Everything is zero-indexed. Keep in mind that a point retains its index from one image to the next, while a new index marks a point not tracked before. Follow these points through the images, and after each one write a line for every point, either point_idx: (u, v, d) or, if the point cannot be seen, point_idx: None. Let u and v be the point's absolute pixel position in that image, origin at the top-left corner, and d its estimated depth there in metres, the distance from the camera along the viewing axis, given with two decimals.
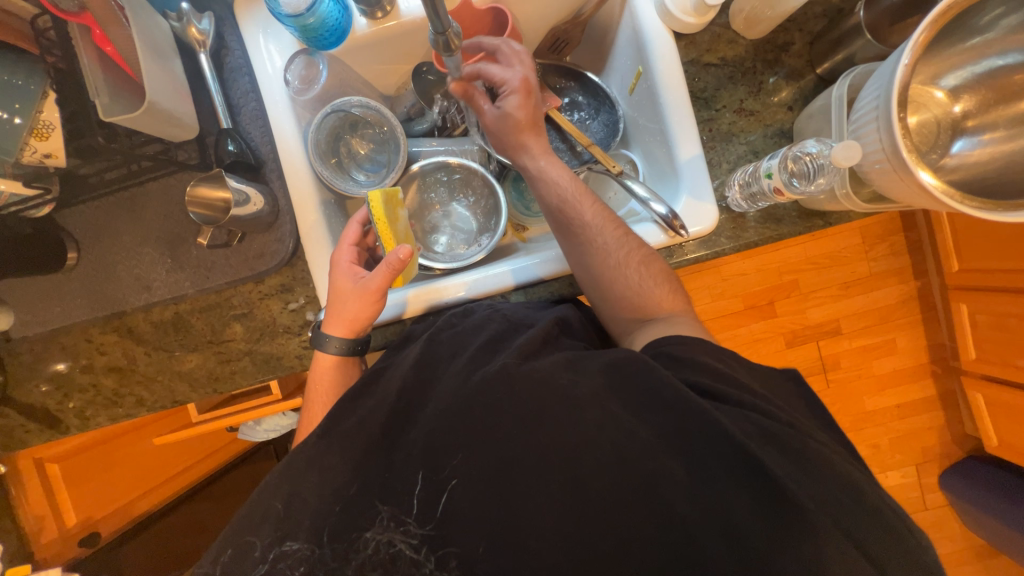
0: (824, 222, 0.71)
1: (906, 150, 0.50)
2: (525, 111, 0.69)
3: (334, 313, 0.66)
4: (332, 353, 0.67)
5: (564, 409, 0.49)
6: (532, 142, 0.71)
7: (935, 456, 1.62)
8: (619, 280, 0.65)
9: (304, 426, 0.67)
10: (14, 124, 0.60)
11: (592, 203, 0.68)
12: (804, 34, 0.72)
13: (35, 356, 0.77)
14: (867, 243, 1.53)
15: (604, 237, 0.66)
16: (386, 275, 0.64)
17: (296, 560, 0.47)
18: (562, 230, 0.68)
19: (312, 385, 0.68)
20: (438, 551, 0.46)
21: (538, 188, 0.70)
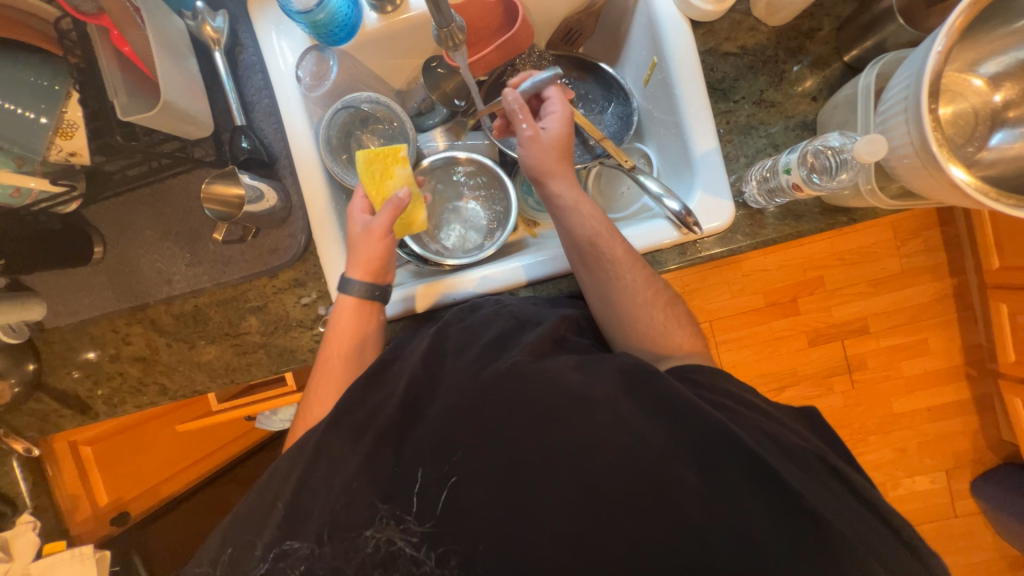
0: (848, 219, 0.67)
1: (935, 144, 0.47)
2: (568, 138, 0.69)
3: (354, 260, 0.67)
4: (354, 295, 0.66)
5: (567, 411, 0.48)
6: (568, 169, 0.67)
7: (967, 461, 1.55)
8: (643, 319, 0.62)
9: (320, 377, 0.64)
10: (41, 124, 0.64)
11: (623, 240, 0.64)
12: (831, 20, 0.68)
13: (67, 346, 0.81)
14: (899, 238, 1.45)
15: (633, 276, 0.62)
16: (392, 212, 0.67)
17: (296, 560, 0.47)
18: (589, 264, 0.63)
19: (332, 329, 0.65)
20: (438, 548, 0.47)
21: (569, 216, 0.65)
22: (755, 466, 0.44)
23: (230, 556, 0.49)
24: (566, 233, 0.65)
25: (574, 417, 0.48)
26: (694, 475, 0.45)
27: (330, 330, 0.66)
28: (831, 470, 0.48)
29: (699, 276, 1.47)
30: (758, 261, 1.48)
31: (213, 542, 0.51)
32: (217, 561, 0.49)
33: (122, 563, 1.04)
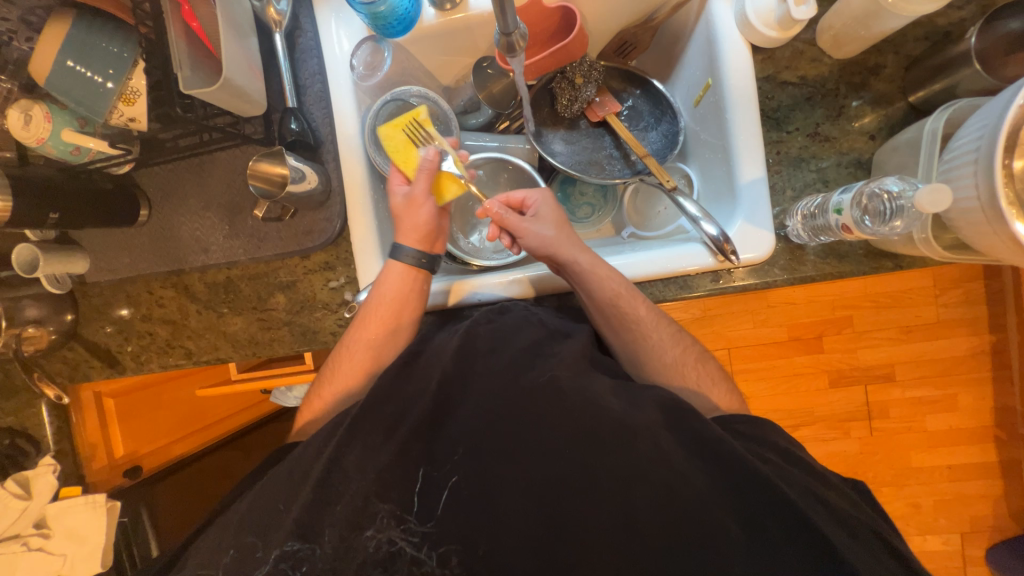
0: (894, 265, 0.65)
1: (1004, 199, 0.45)
2: (561, 212, 0.70)
3: (402, 228, 0.71)
4: (405, 261, 0.69)
5: (586, 427, 0.48)
6: (573, 237, 0.67)
7: (986, 527, 1.48)
8: (677, 378, 0.61)
9: (366, 330, 0.67)
10: (106, 88, 0.64)
11: (644, 298, 0.64)
12: (899, 58, 0.65)
13: (104, 301, 0.84)
14: (939, 286, 1.39)
15: (659, 333, 0.63)
16: (427, 177, 0.71)
17: (296, 561, 0.44)
18: (613, 326, 0.64)
19: (378, 287, 0.68)
20: (439, 548, 0.45)
21: (586, 287, 0.64)
22: (784, 506, 0.44)
23: (239, 552, 0.46)
24: (590, 302, 0.64)
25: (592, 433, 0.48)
26: (736, 524, 0.45)
27: (376, 290, 0.68)
28: (856, 526, 0.46)
29: (722, 302, 1.44)
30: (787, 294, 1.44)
31: (222, 517, 0.51)
32: (223, 562, 0.45)
33: (129, 514, 1.07)
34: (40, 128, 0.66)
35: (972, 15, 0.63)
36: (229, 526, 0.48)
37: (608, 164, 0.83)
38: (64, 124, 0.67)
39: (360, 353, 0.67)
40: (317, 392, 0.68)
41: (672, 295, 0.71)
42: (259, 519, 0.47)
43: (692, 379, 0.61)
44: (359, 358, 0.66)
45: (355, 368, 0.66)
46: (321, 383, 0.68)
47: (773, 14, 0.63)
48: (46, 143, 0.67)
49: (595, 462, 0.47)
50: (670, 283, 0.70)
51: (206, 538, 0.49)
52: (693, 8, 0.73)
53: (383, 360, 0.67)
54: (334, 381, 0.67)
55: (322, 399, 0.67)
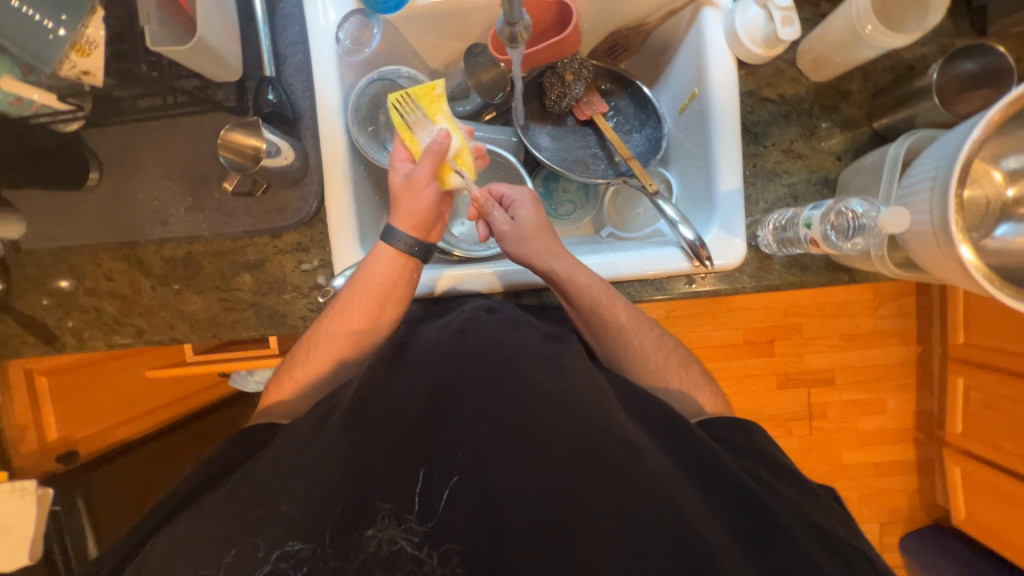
0: (848, 278, 0.70)
1: (954, 226, 0.49)
2: (540, 215, 0.69)
3: (399, 210, 0.67)
4: (396, 248, 0.66)
5: (578, 424, 0.48)
6: (552, 243, 0.67)
7: (901, 518, 1.64)
8: (660, 387, 0.63)
9: (350, 319, 0.65)
10: (56, 36, 0.58)
11: (625, 305, 0.65)
12: (867, 85, 0.70)
13: (41, 270, 0.77)
14: (877, 300, 1.52)
15: (641, 340, 0.65)
16: (432, 162, 0.67)
17: (298, 561, 0.42)
18: (596, 333, 0.65)
19: (365, 274, 0.65)
20: (441, 547, 0.44)
21: (566, 295, 0.65)
22: (760, 509, 0.45)
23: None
24: (570, 308, 0.66)
25: (581, 431, 0.47)
26: (728, 534, 0.45)
27: (359, 274, 0.65)
28: (829, 529, 0.47)
29: (685, 305, 1.51)
30: (746, 300, 1.52)
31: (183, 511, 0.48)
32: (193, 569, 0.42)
33: (62, 502, 1.01)
34: None
35: (933, 52, 0.68)
36: (194, 523, 0.45)
37: (592, 163, 0.84)
38: (4, 72, 0.61)
39: (340, 338, 0.64)
40: (288, 371, 0.65)
41: (648, 296, 0.73)
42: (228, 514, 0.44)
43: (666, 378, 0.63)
44: (337, 343, 0.64)
45: (331, 353, 0.64)
46: (295, 363, 0.65)
47: (760, 32, 0.66)
48: None
49: (587, 461, 0.46)
50: (647, 284, 0.73)
51: (167, 532, 0.46)
52: (685, 17, 0.74)
53: (362, 346, 0.65)
54: (308, 363, 0.64)
55: (294, 379, 0.64)
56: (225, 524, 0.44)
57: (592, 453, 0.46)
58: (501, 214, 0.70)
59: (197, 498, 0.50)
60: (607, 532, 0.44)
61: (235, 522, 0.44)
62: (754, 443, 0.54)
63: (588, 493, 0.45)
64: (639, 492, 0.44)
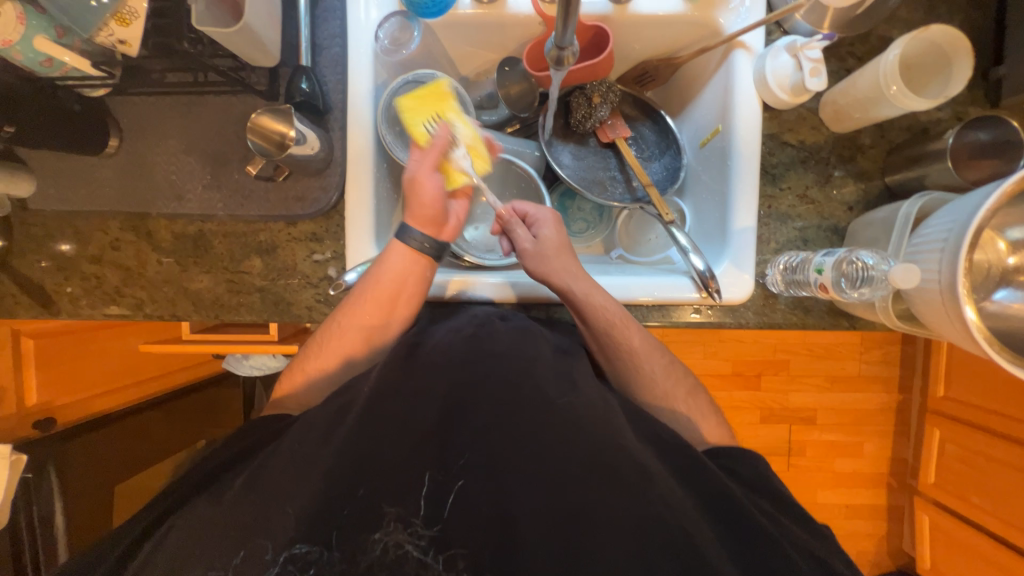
0: (848, 324, 0.72)
1: (962, 288, 0.51)
2: (562, 235, 0.70)
3: (411, 208, 0.68)
4: (410, 246, 0.66)
5: (586, 447, 0.48)
6: (571, 263, 0.67)
7: (868, 562, 1.67)
8: (662, 413, 0.64)
9: (360, 316, 0.64)
10: (100, 3, 0.58)
11: (638, 330, 0.66)
12: (883, 141, 0.73)
13: (46, 232, 0.75)
14: (864, 345, 1.56)
15: (651, 365, 0.65)
16: (432, 154, 0.69)
17: (304, 564, 0.42)
18: (607, 353, 0.66)
19: (379, 272, 0.64)
20: (446, 552, 0.44)
21: (582, 316, 0.66)
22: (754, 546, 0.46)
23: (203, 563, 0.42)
24: (585, 329, 0.67)
25: (587, 453, 0.48)
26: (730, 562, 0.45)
27: (374, 271, 0.65)
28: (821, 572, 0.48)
29: (679, 331, 1.53)
30: (739, 333, 1.54)
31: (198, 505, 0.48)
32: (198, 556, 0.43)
33: (34, 472, 1.01)
34: (9, 28, 0.58)
35: (947, 117, 0.71)
36: (209, 513, 0.46)
37: (610, 186, 0.85)
38: (38, 31, 0.59)
39: (352, 334, 0.64)
40: (298, 365, 0.65)
41: (654, 321, 0.74)
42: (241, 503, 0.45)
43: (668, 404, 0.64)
44: (349, 338, 0.64)
45: (343, 349, 0.64)
46: (305, 357, 0.65)
47: (788, 79, 0.68)
48: (14, 47, 0.59)
49: (590, 482, 0.47)
50: (654, 309, 0.74)
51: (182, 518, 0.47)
52: (715, 55, 0.76)
53: (374, 344, 0.65)
54: (319, 357, 0.64)
55: (305, 372, 0.65)
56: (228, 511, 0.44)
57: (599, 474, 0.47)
58: (524, 231, 0.71)
59: (209, 485, 0.51)
60: (608, 558, 0.44)
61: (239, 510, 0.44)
62: (751, 479, 0.55)
63: (594, 514, 0.46)
64: (644, 520, 0.45)
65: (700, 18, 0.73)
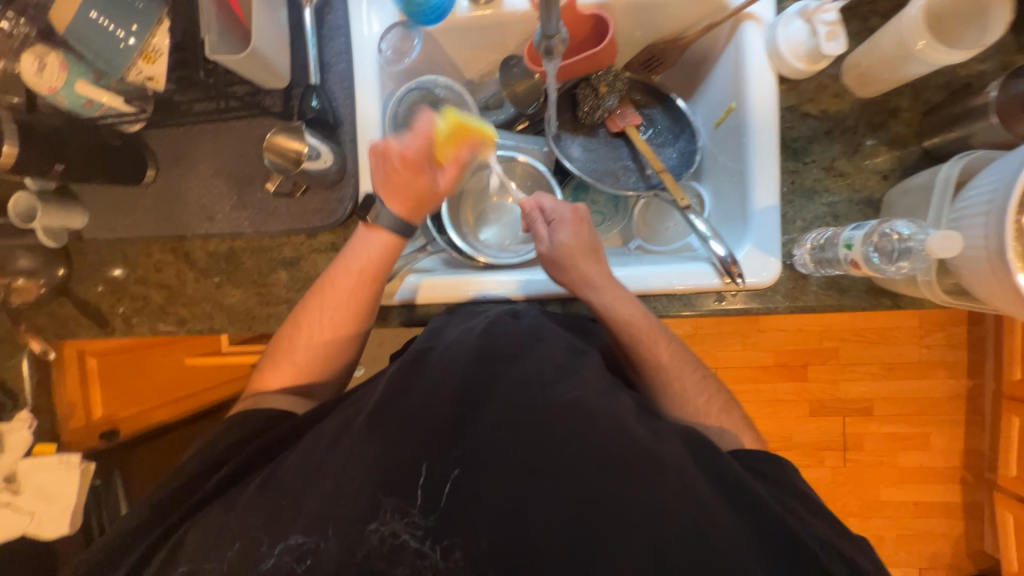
0: (892, 304, 0.66)
1: (1011, 251, 0.46)
2: (581, 241, 0.68)
3: (392, 189, 0.70)
4: (384, 226, 0.69)
5: (599, 438, 0.48)
6: (591, 270, 0.66)
7: (944, 564, 1.52)
8: (685, 406, 0.62)
9: (334, 299, 0.67)
10: (127, 45, 0.63)
11: (666, 344, 0.65)
12: (919, 103, 0.67)
13: (99, 259, 0.82)
14: (923, 327, 1.43)
15: (682, 381, 0.64)
16: (426, 137, 0.69)
17: (301, 553, 0.46)
18: (633, 366, 0.66)
19: (350, 255, 0.69)
20: (441, 542, 0.46)
21: (606, 327, 0.66)
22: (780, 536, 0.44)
23: (245, 543, 0.47)
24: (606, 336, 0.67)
25: (602, 440, 0.48)
26: (746, 554, 0.44)
27: (347, 257, 0.69)
28: (851, 566, 0.45)
29: (714, 323, 1.47)
30: (780, 320, 1.46)
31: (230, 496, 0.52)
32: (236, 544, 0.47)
33: (102, 477, 1.11)
34: (54, 76, 0.64)
35: (993, 69, 0.65)
36: (242, 504, 0.49)
37: (623, 176, 0.83)
38: (78, 75, 0.66)
39: (323, 321, 0.68)
40: (287, 358, 0.67)
41: (675, 311, 0.71)
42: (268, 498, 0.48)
43: (692, 397, 0.63)
44: (325, 324, 0.67)
45: (328, 337, 0.68)
46: (291, 350, 0.68)
47: (803, 46, 0.65)
48: (58, 92, 0.65)
49: (602, 471, 0.47)
50: (674, 299, 0.71)
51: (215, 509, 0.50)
52: (725, 30, 0.73)
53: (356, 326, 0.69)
54: (308, 348, 0.67)
55: (295, 365, 0.67)
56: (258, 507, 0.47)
57: (615, 462, 0.47)
58: (545, 234, 0.70)
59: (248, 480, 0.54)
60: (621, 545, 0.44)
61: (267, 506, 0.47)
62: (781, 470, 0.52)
63: (610, 499, 0.46)
64: (652, 503, 0.45)
65: None
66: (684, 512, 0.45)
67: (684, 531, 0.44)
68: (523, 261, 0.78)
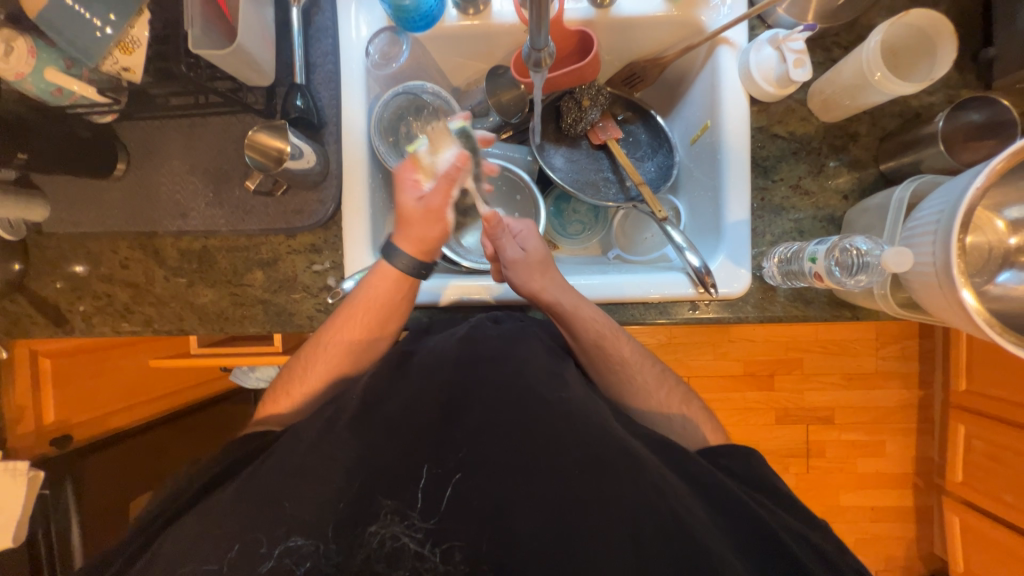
0: (852, 315, 0.70)
1: (956, 268, 0.50)
2: (543, 248, 0.70)
3: (405, 231, 0.65)
4: (397, 268, 0.65)
5: (579, 444, 0.49)
6: (556, 275, 0.68)
7: (898, 567, 1.60)
8: (664, 417, 0.63)
9: (340, 341, 0.64)
10: (104, 34, 0.61)
11: (629, 341, 0.67)
12: (875, 129, 0.72)
13: (60, 254, 0.78)
14: (879, 340, 1.52)
15: (644, 375, 0.65)
16: (445, 190, 0.63)
17: (300, 557, 0.45)
18: (598, 366, 0.66)
19: (361, 291, 0.65)
20: (442, 544, 0.46)
21: (572, 329, 0.66)
22: (754, 537, 0.46)
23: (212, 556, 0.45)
24: (574, 342, 0.67)
25: (582, 444, 0.49)
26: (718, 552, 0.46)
27: (356, 292, 0.65)
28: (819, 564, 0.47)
29: (686, 332, 1.52)
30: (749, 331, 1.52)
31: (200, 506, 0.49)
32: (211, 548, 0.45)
33: (52, 487, 1.03)
34: (21, 61, 0.62)
35: (940, 101, 0.71)
36: (214, 510, 0.47)
37: (603, 187, 0.85)
38: (49, 63, 0.64)
39: (327, 356, 0.64)
40: (284, 388, 0.65)
41: (652, 319, 0.73)
42: (242, 504, 0.47)
43: (655, 391, 0.65)
44: (323, 359, 0.64)
45: (329, 371, 0.64)
46: (290, 380, 0.65)
47: (773, 71, 0.68)
48: (25, 79, 0.63)
49: (585, 475, 0.48)
50: (651, 307, 0.73)
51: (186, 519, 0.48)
52: (701, 53, 0.77)
53: (359, 360, 0.66)
54: (305, 381, 0.64)
55: (290, 394, 0.64)
56: (231, 514, 0.46)
57: (594, 465, 0.48)
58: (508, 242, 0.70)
59: (224, 487, 0.53)
60: (600, 547, 0.45)
61: (242, 512, 0.46)
62: (750, 470, 0.54)
63: (590, 502, 0.47)
64: (630, 506, 0.46)
65: (682, 16, 0.74)
66: (661, 515, 0.46)
67: (664, 532, 0.45)
68: None
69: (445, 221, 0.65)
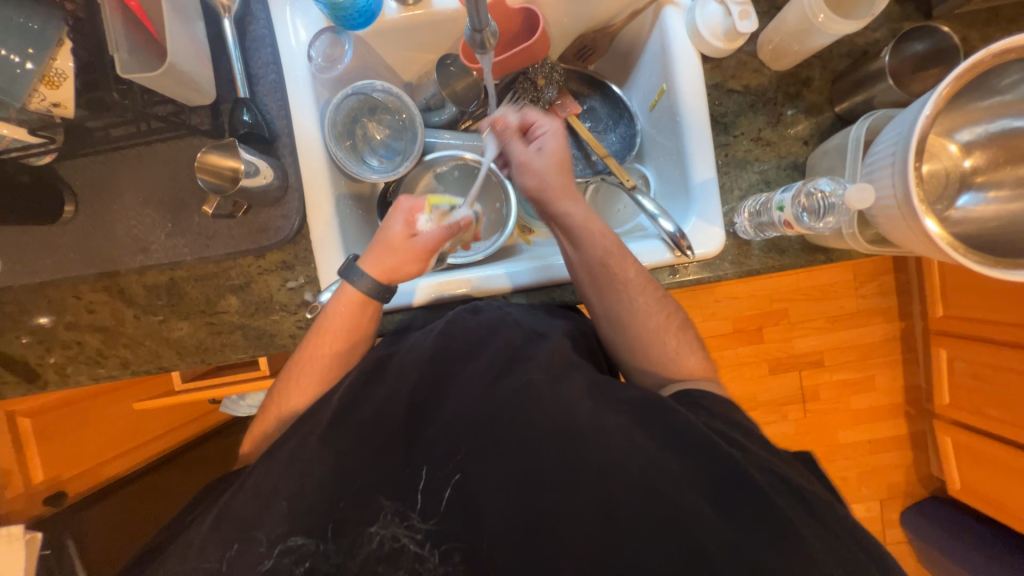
0: (825, 258, 0.72)
1: (917, 198, 0.51)
2: (562, 151, 0.70)
3: (381, 256, 0.64)
4: (360, 290, 0.63)
5: (573, 421, 0.49)
6: (567, 181, 0.69)
7: (900, 493, 1.66)
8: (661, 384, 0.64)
9: (309, 370, 0.63)
10: (24, 70, 0.57)
11: (633, 262, 0.66)
12: (827, 72, 0.73)
13: (20, 308, 0.75)
14: (857, 280, 1.56)
15: (643, 299, 0.65)
16: (442, 238, 0.64)
17: (300, 556, 0.47)
18: (599, 284, 0.66)
19: (323, 318, 0.64)
20: (441, 545, 0.47)
21: (578, 238, 0.67)
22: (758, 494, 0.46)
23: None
24: (577, 256, 0.67)
25: (576, 420, 0.49)
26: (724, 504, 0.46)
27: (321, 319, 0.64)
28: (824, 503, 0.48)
29: None
30: (733, 288, 1.54)
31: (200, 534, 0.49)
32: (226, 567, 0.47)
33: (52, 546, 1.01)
34: None
35: (884, 37, 0.72)
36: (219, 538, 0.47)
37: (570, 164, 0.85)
38: None
39: (300, 385, 0.63)
40: (267, 406, 0.66)
41: None
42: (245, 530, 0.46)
43: (664, 339, 0.65)
44: (301, 386, 0.63)
45: (307, 392, 0.63)
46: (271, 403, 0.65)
47: (720, 27, 0.68)
48: None
49: (575, 451, 0.48)
50: None
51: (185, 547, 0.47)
52: (648, 16, 0.77)
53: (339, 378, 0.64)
54: (287, 403, 0.63)
55: (278, 414, 0.64)
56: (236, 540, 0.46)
57: (590, 439, 0.49)
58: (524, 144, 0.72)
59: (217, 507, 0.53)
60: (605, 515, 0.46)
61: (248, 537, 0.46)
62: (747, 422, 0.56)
63: (593, 474, 0.48)
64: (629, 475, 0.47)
65: None
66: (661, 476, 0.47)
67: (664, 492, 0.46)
68: (490, 252, 0.78)
69: (427, 261, 0.65)
